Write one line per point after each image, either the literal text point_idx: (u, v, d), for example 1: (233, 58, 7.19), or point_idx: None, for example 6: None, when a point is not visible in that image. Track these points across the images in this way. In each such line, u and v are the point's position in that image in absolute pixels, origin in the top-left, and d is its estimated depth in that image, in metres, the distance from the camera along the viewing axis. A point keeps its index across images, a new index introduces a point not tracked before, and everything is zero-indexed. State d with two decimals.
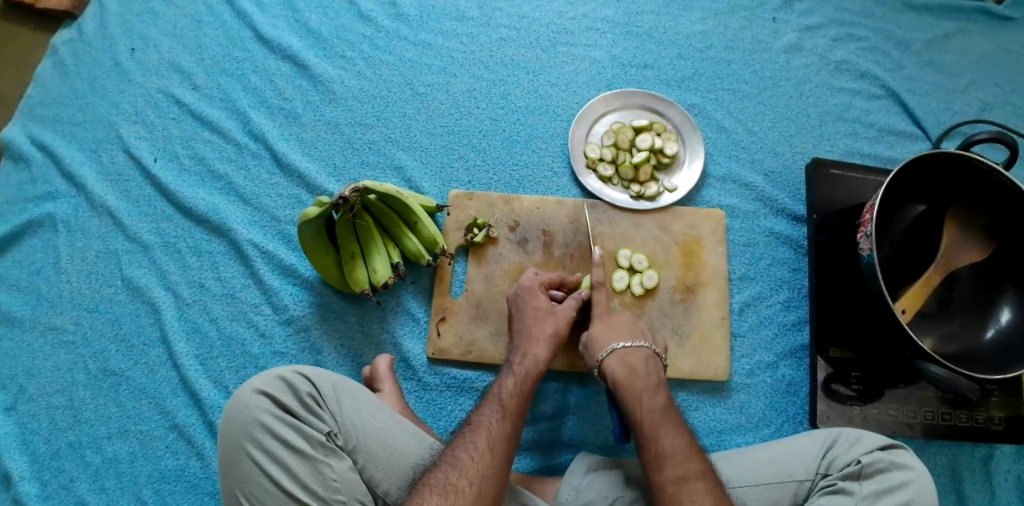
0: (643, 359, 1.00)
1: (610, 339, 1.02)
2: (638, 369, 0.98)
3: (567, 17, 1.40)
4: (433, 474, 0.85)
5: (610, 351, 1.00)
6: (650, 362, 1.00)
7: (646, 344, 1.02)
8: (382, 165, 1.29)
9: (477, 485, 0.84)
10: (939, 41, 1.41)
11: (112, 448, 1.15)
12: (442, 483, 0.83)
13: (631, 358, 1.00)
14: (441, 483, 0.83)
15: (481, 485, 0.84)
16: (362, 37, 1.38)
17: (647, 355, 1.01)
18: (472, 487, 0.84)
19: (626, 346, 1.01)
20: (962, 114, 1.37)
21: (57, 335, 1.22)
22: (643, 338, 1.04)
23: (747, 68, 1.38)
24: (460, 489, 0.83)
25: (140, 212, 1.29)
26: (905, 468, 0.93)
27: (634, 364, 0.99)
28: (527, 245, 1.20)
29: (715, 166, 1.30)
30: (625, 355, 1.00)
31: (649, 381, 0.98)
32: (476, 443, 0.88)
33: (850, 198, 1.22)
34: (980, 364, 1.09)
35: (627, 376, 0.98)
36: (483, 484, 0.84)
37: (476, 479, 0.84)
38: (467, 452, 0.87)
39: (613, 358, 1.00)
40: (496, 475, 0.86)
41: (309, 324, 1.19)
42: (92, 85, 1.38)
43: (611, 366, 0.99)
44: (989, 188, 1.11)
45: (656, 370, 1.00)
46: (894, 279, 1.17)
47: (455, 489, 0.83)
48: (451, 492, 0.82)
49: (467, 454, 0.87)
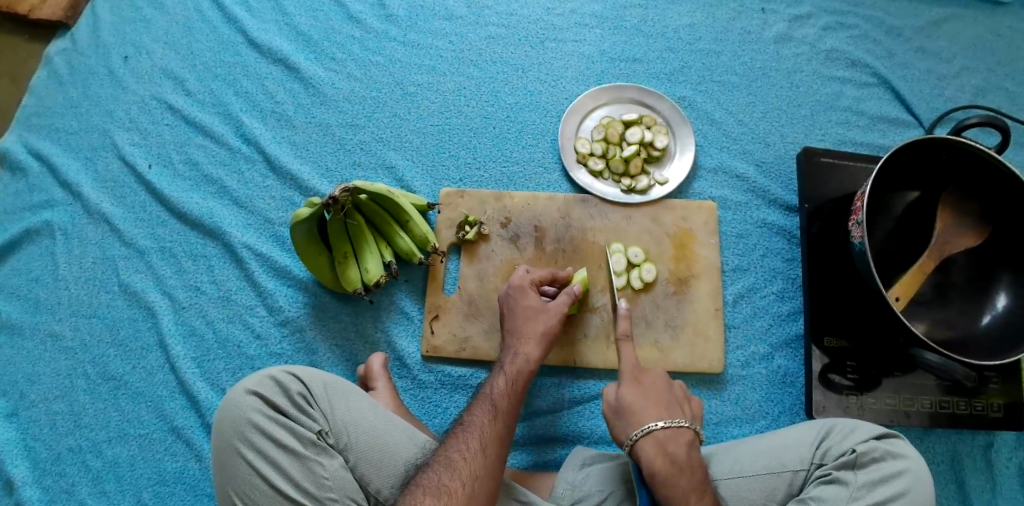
0: (685, 447, 0.91)
1: (648, 418, 0.93)
2: (679, 460, 0.89)
3: (556, 14, 1.40)
4: (426, 474, 0.85)
5: (647, 432, 0.91)
6: (693, 449, 0.91)
7: (688, 425, 0.93)
8: (374, 165, 1.30)
9: (471, 486, 0.84)
10: (930, 27, 1.41)
11: (112, 452, 1.16)
12: (435, 485, 0.83)
13: (672, 446, 0.90)
14: (434, 484, 0.83)
15: (474, 486, 0.84)
16: (352, 39, 1.39)
17: (687, 438, 0.92)
18: (465, 488, 0.84)
19: (666, 429, 0.91)
20: (954, 100, 1.36)
21: (56, 341, 1.23)
22: (682, 416, 0.95)
23: (737, 60, 1.38)
24: (453, 490, 0.83)
25: (135, 218, 1.30)
26: (899, 457, 0.93)
27: (675, 453, 0.89)
28: (518, 241, 1.20)
29: (706, 157, 1.30)
30: (665, 440, 0.91)
31: (693, 477, 0.88)
32: (469, 443, 0.89)
33: (841, 187, 1.22)
34: (977, 351, 1.09)
35: (668, 469, 0.88)
36: (476, 485, 0.84)
37: (469, 479, 0.85)
38: (460, 452, 0.87)
39: (650, 441, 0.90)
40: (488, 475, 0.86)
41: (304, 325, 1.20)
42: (86, 93, 1.40)
43: (649, 453, 0.89)
44: (982, 173, 1.11)
45: (697, 458, 0.90)
46: (887, 266, 1.16)
47: (448, 490, 0.83)
48: (444, 493, 0.82)
49: (460, 454, 0.87)
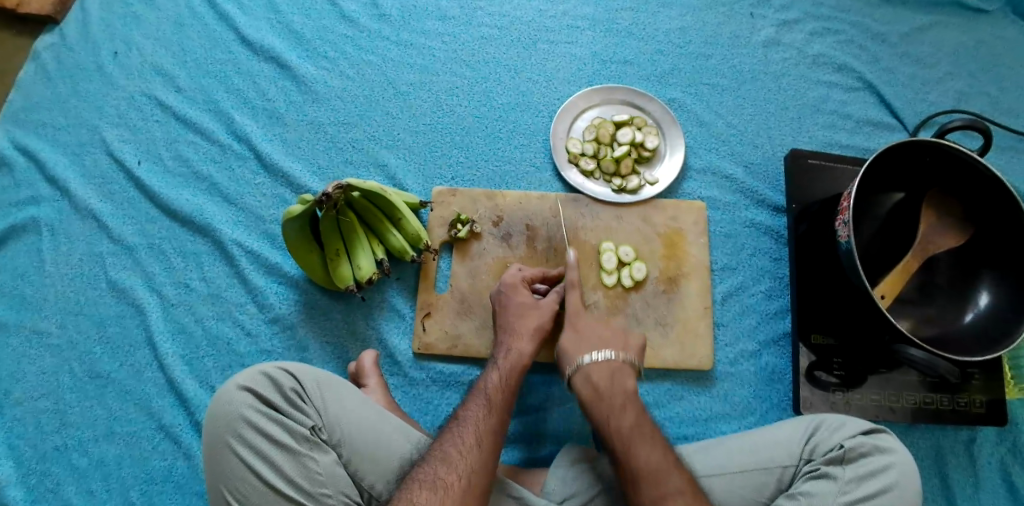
0: (611, 374, 0.99)
1: (577, 354, 1.02)
2: (602, 386, 0.98)
3: (548, 16, 1.41)
4: (421, 468, 0.85)
5: (576, 366, 1.01)
6: (618, 373, 0.99)
7: (614, 353, 1.01)
8: (366, 163, 1.30)
9: (467, 478, 0.84)
10: (914, 34, 1.44)
11: (99, 450, 1.15)
12: (431, 478, 0.83)
13: (596, 372, 0.99)
14: (430, 477, 0.84)
15: (471, 479, 0.84)
16: (345, 37, 1.39)
17: (616, 367, 1.00)
18: (461, 481, 0.84)
19: (593, 360, 1.00)
20: (937, 104, 1.39)
21: (42, 339, 1.22)
22: (616, 347, 1.02)
23: (726, 63, 1.40)
24: (449, 483, 0.83)
25: (124, 215, 1.29)
26: (887, 452, 0.95)
27: (597, 379, 0.99)
28: (510, 239, 1.21)
29: (696, 158, 1.32)
30: (592, 370, 1.00)
31: (614, 398, 0.97)
32: (463, 437, 0.89)
33: (828, 188, 1.24)
34: (962, 346, 1.11)
35: (593, 396, 0.97)
36: (473, 478, 0.85)
37: (465, 473, 0.85)
38: (456, 446, 0.88)
39: (578, 373, 1.00)
40: (485, 468, 0.86)
41: (295, 322, 1.20)
42: (74, 89, 1.39)
43: (578, 383, 1.00)
44: (964, 175, 1.14)
45: (622, 383, 0.98)
46: (872, 266, 1.18)
47: (444, 483, 0.83)
48: (440, 487, 0.83)
49: (455, 448, 0.87)
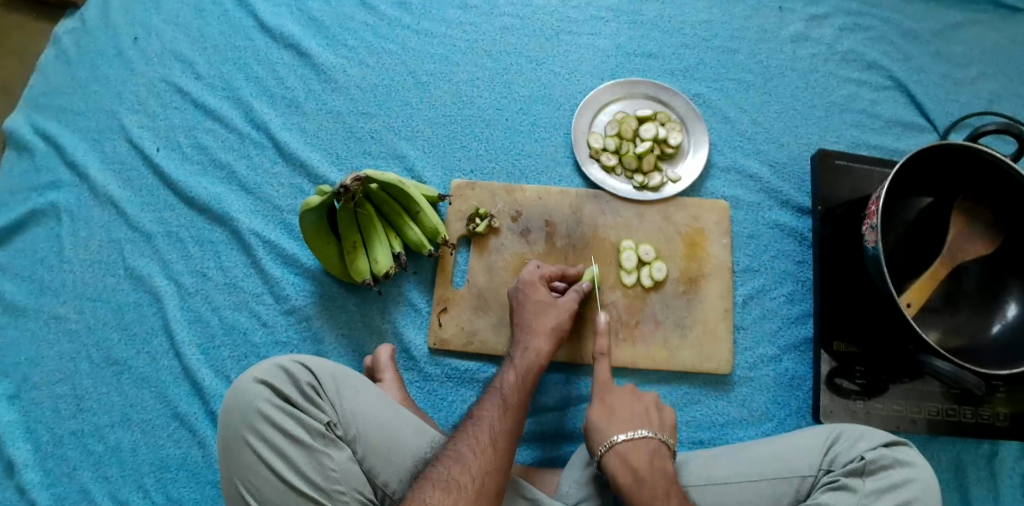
0: (649, 455, 0.90)
1: (611, 431, 0.93)
2: (640, 472, 0.88)
3: (571, 6, 1.38)
4: (434, 468, 0.85)
5: (611, 445, 0.91)
6: (657, 456, 0.91)
7: (649, 434, 0.92)
8: (385, 154, 1.28)
9: (480, 480, 0.84)
10: (948, 32, 1.40)
11: (115, 437, 1.16)
12: (445, 479, 0.83)
13: (633, 455, 0.90)
14: (443, 478, 0.83)
15: (485, 481, 0.84)
16: (365, 25, 1.37)
17: (652, 447, 0.92)
18: (475, 483, 0.83)
19: (628, 439, 0.91)
20: (970, 106, 1.35)
21: (61, 324, 1.22)
22: (648, 429, 0.93)
23: (753, 58, 1.36)
24: (463, 484, 0.82)
25: (142, 201, 1.29)
26: (908, 466, 0.93)
27: (635, 464, 0.89)
28: (529, 236, 1.19)
29: (719, 156, 1.29)
30: (628, 450, 0.90)
31: (658, 486, 0.88)
32: (478, 438, 0.88)
33: (855, 190, 1.21)
34: (988, 358, 1.09)
35: (631, 483, 0.88)
36: (486, 480, 0.84)
37: (479, 474, 0.84)
38: (470, 447, 0.87)
39: (613, 454, 0.90)
40: (499, 470, 0.85)
41: (311, 314, 1.19)
42: (93, 74, 1.38)
43: (612, 465, 0.90)
44: (997, 180, 1.10)
45: (662, 467, 0.90)
46: (899, 273, 1.15)
47: (457, 484, 0.82)
48: (453, 488, 0.82)
49: (470, 448, 0.87)
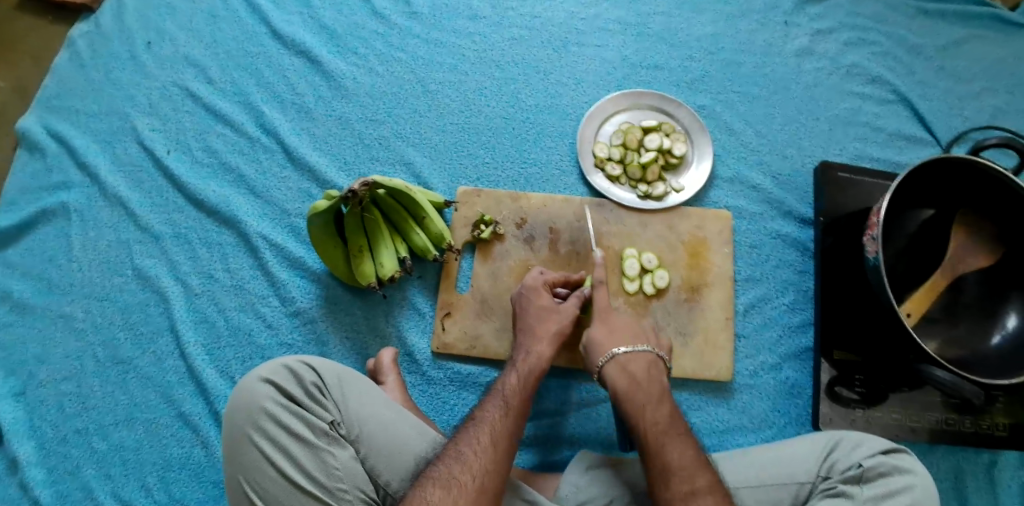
0: (647, 366, 1.01)
1: (612, 345, 1.04)
2: (637, 377, 0.99)
3: (578, 18, 1.40)
4: (435, 467, 0.86)
5: (611, 357, 1.02)
6: (653, 368, 1.01)
7: (647, 348, 1.02)
8: (392, 160, 1.30)
9: (480, 479, 0.84)
10: (951, 47, 1.41)
11: (119, 435, 1.17)
12: (445, 477, 0.84)
13: (633, 365, 1.01)
14: (444, 476, 0.84)
15: (484, 480, 0.84)
16: (375, 34, 1.39)
17: (687, 446, 0.91)
18: (475, 481, 0.84)
19: (628, 353, 1.02)
20: (972, 120, 1.36)
21: (68, 322, 1.24)
22: (644, 342, 1.04)
23: (757, 71, 1.38)
24: (462, 483, 0.83)
25: (152, 203, 1.31)
26: (907, 473, 0.93)
27: (634, 371, 1.00)
28: (533, 242, 1.21)
29: (723, 167, 1.30)
30: (627, 361, 1.02)
31: (651, 390, 0.98)
32: (478, 438, 0.89)
33: (857, 202, 1.22)
34: (987, 368, 1.09)
35: (628, 385, 0.99)
36: (486, 479, 0.85)
37: (479, 473, 0.85)
38: (470, 446, 0.88)
39: (613, 363, 1.01)
40: (498, 470, 0.86)
41: (316, 316, 1.21)
42: (107, 77, 1.40)
43: (612, 374, 1.01)
44: (998, 193, 1.12)
45: (658, 376, 1.00)
46: (899, 284, 1.17)
47: (458, 482, 0.83)
48: (453, 486, 0.83)
49: (470, 448, 0.87)
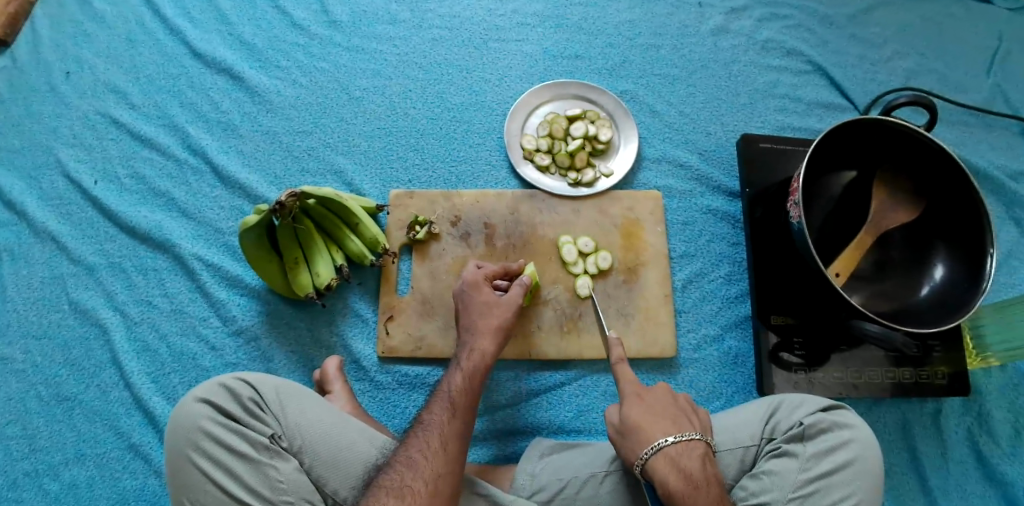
0: (699, 460, 0.89)
1: (654, 434, 0.90)
2: (694, 476, 0.86)
3: (498, 14, 1.42)
4: (387, 475, 0.86)
5: (658, 449, 0.88)
6: (706, 462, 0.89)
7: (697, 438, 0.90)
8: (323, 170, 1.30)
9: (433, 484, 0.85)
10: (861, 15, 1.46)
11: (69, 473, 1.14)
12: (398, 485, 0.84)
13: (685, 460, 0.88)
14: (396, 485, 0.84)
15: (437, 484, 0.85)
16: (297, 46, 1.39)
17: (699, 450, 0.90)
18: (427, 487, 0.85)
19: (675, 446, 0.89)
20: (886, 83, 1.41)
21: (6, 364, 1.21)
22: (693, 428, 0.92)
23: (677, 53, 1.41)
24: (416, 490, 0.84)
25: (83, 235, 1.29)
26: (845, 428, 0.97)
27: (689, 468, 0.87)
28: (469, 238, 1.22)
29: (650, 148, 1.33)
30: (677, 455, 0.88)
31: (710, 494, 0.85)
32: (429, 442, 0.89)
33: (779, 171, 1.26)
34: (918, 319, 1.13)
35: (685, 486, 0.85)
36: (439, 483, 0.86)
37: (431, 478, 0.86)
38: (422, 452, 0.88)
39: (662, 459, 0.87)
40: (450, 472, 0.87)
41: (259, 333, 1.20)
42: (27, 111, 1.38)
43: (663, 470, 0.87)
44: (911, 150, 1.16)
45: (713, 472, 0.88)
46: (827, 246, 1.20)
47: (411, 490, 0.84)
48: (406, 494, 0.83)
49: (422, 454, 0.88)
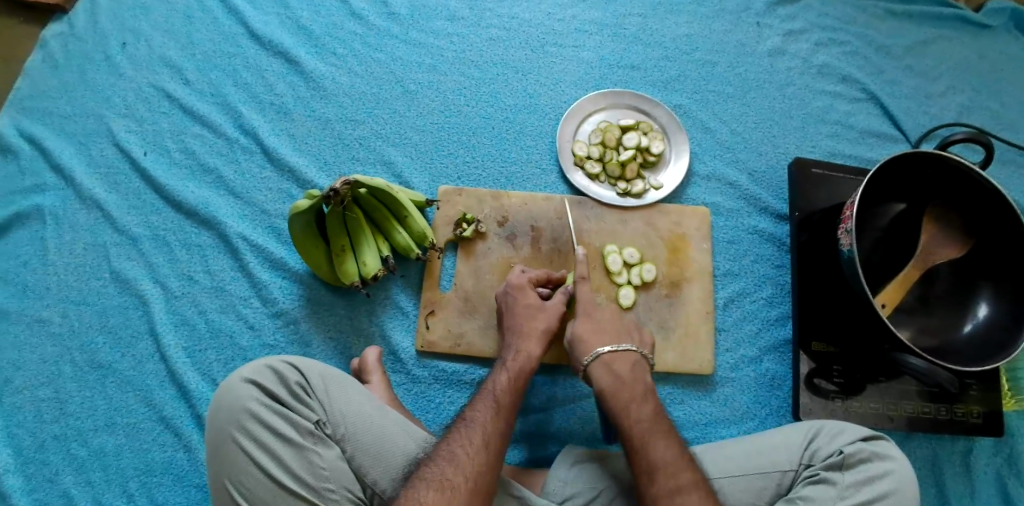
0: (630, 366, 1.00)
1: (597, 344, 1.02)
2: (623, 378, 0.98)
3: (556, 19, 1.42)
4: (428, 468, 0.85)
5: (596, 356, 1.00)
6: (638, 368, 1.00)
7: (631, 347, 1.01)
8: (373, 160, 1.30)
9: (473, 480, 0.85)
10: (918, 47, 1.45)
11: (98, 440, 1.15)
12: (439, 478, 0.84)
13: (618, 365, 0.99)
14: (437, 477, 0.84)
15: (477, 480, 0.85)
16: (353, 35, 1.40)
17: (633, 358, 1.01)
18: (468, 482, 0.84)
19: (611, 351, 1.01)
20: (939, 117, 1.40)
21: (44, 327, 1.21)
22: (630, 339, 1.04)
23: (732, 70, 1.41)
24: (457, 484, 0.83)
25: (129, 205, 1.30)
26: (886, 459, 0.95)
27: (620, 371, 0.99)
28: (515, 240, 1.22)
29: (700, 165, 1.33)
30: (612, 361, 1.00)
31: (635, 389, 0.97)
32: (471, 438, 0.89)
33: (831, 198, 1.25)
34: (959, 357, 1.12)
35: (614, 386, 0.97)
36: (479, 480, 0.85)
37: (472, 474, 0.85)
38: (464, 447, 0.87)
39: (598, 363, 1.00)
40: (491, 471, 0.87)
41: (298, 317, 1.20)
42: (81, 78, 1.39)
43: (597, 374, 0.99)
44: (967, 187, 1.15)
45: (643, 376, 0.99)
46: (874, 276, 1.19)
47: (452, 484, 0.83)
48: (448, 488, 0.83)
49: (463, 449, 0.87)
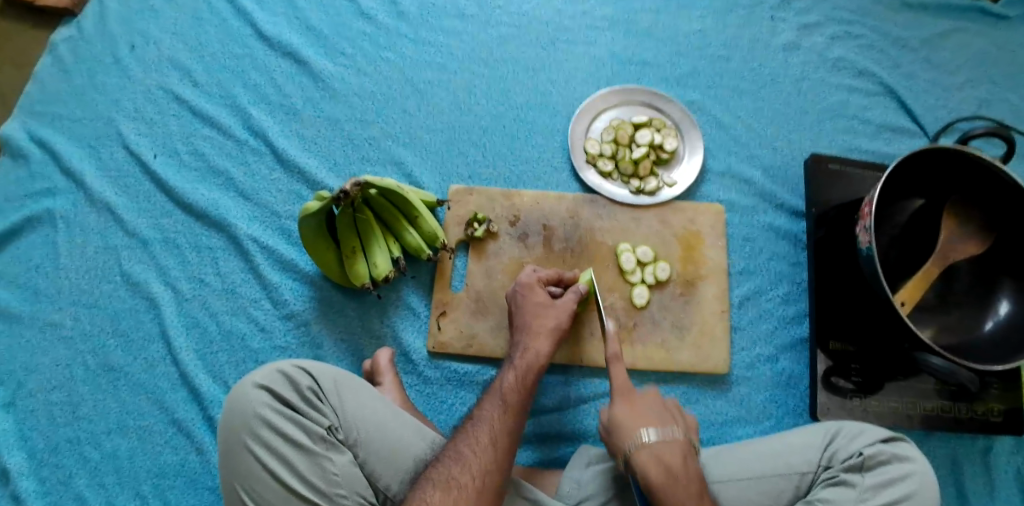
0: (680, 456, 0.89)
1: (639, 429, 0.91)
2: (676, 472, 0.87)
3: (566, 15, 1.41)
4: (435, 468, 0.85)
5: (642, 444, 0.89)
6: (662, 387, 0.97)
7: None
8: (383, 160, 1.29)
9: (481, 479, 0.83)
10: (935, 39, 1.43)
11: (111, 444, 1.15)
12: (446, 478, 0.83)
13: (667, 455, 0.88)
14: (443, 477, 0.83)
15: (484, 480, 0.83)
16: (363, 34, 1.39)
17: (682, 447, 0.90)
18: (475, 482, 0.83)
19: (659, 439, 0.89)
20: (958, 110, 1.38)
21: (56, 330, 1.21)
22: (675, 424, 0.93)
23: (746, 65, 1.39)
24: (463, 483, 0.82)
25: (139, 208, 1.29)
26: (907, 461, 0.93)
27: (671, 464, 0.87)
28: (527, 239, 1.20)
29: (714, 161, 1.31)
30: (662, 451, 0.89)
31: (661, 410, 0.94)
32: (478, 438, 0.88)
33: (848, 194, 1.23)
34: (980, 355, 1.10)
35: (666, 482, 0.85)
36: (487, 479, 0.83)
37: (479, 473, 0.84)
38: (470, 447, 0.86)
39: (648, 455, 0.88)
40: (499, 470, 0.85)
41: (310, 319, 1.19)
42: (91, 81, 1.39)
43: (643, 465, 0.88)
44: (987, 182, 1.12)
45: (694, 468, 0.88)
46: (893, 272, 1.17)
47: (458, 484, 0.82)
48: (454, 487, 0.82)
49: (470, 449, 0.86)
